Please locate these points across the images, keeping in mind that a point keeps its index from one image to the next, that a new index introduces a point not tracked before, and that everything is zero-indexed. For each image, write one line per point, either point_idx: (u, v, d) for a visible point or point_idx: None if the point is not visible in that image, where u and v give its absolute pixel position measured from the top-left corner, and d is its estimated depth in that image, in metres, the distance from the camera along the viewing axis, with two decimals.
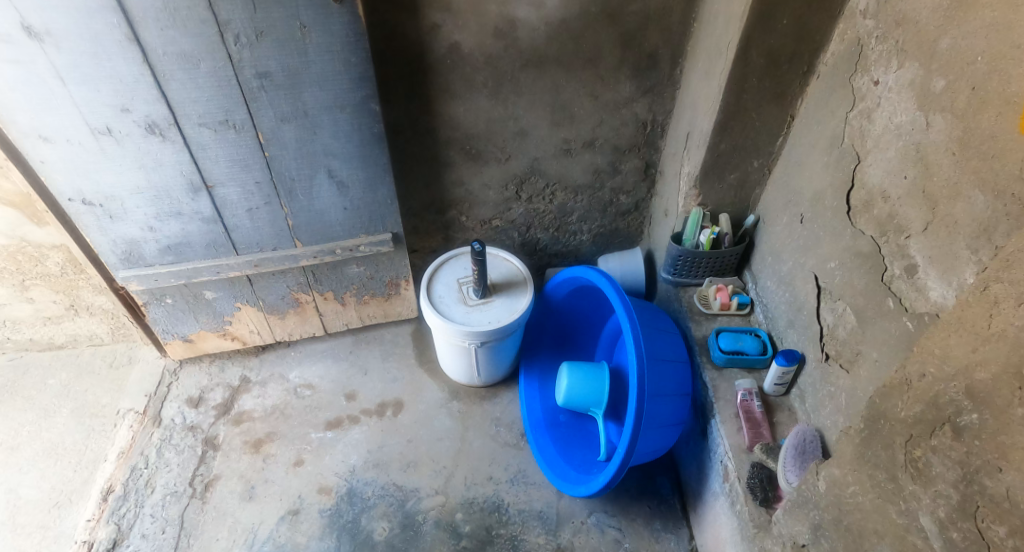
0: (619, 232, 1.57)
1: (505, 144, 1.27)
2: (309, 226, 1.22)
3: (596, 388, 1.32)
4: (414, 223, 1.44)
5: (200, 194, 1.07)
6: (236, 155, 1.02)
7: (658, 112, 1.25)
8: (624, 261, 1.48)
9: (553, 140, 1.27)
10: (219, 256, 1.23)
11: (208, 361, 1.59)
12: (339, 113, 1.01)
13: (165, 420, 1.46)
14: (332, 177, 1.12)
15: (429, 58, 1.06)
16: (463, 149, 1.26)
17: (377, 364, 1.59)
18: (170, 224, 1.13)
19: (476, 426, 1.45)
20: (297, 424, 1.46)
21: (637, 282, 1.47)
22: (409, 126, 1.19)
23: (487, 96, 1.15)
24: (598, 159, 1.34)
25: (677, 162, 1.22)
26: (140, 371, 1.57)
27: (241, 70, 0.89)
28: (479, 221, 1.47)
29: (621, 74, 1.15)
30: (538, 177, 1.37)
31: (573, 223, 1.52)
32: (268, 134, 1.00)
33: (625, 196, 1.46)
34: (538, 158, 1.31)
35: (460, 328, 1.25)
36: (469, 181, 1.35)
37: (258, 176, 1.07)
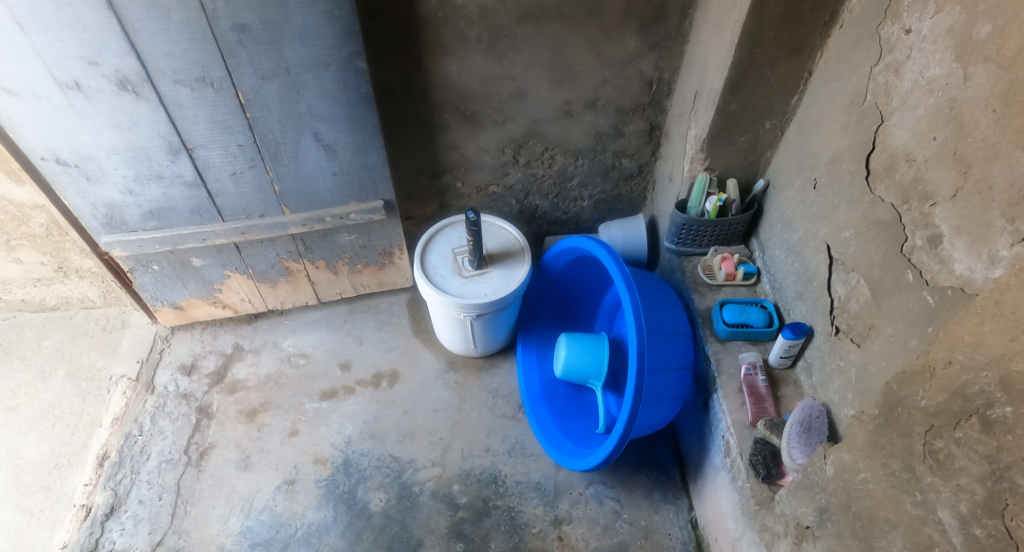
0: (621, 198, 1.51)
1: (502, 105, 1.20)
2: (297, 192, 1.17)
3: (594, 361, 1.30)
4: (408, 189, 1.39)
5: (180, 157, 1.01)
6: (216, 116, 0.95)
7: (665, 70, 1.17)
8: (626, 229, 1.43)
9: (553, 101, 1.20)
10: (204, 222, 1.17)
11: (200, 328, 1.55)
12: (324, 72, 0.94)
13: (159, 387, 1.43)
14: (319, 140, 1.06)
15: (420, 10, 0.98)
16: (458, 110, 1.20)
17: (372, 333, 1.56)
18: (150, 189, 1.07)
19: (473, 397, 1.43)
20: (292, 393, 1.44)
21: (639, 251, 1.42)
22: (400, 85, 1.11)
23: (483, 53, 1.08)
24: (600, 121, 1.27)
25: (684, 125, 1.16)
26: (132, 337, 1.54)
27: (215, 21, 0.82)
28: (474, 187, 1.41)
29: (627, 29, 1.07)
30: (537, 141, 1.30)
31: (573, 188, 1.46)
32: (249, 93, 0.93)
33: (628, 159, 1.39)
34: (537, 120, 1.24)
35: (455, 301, 1.21)
36: (464, 144, 1.28)
37: (240, 138, 1.01)
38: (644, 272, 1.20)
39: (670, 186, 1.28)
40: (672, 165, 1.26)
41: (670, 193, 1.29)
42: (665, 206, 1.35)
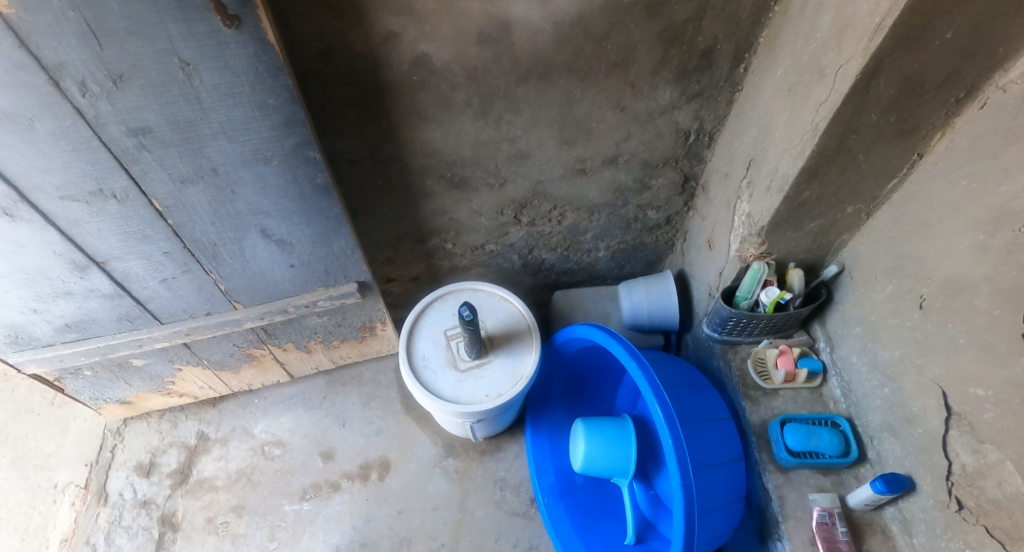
0: (642, 246, 1.30)
1: (499, 169, 0.96)
2: (248, 287, 0.97)
3: (621, 456, 1.14)
4: (388, 253, 1.18)
5: (90, 272, 0.81)
6: (127, 226, 0.75)
7: (706, 121, 0.92)
8: (652, 295, 1.22)
9: (563, 162, 0.97)
10: (137, 327, 0.96)
11: (157, 414, 1.32)
12: (264, 166, 0.72)
13: (113, 495, 1.21)
14: (269, 236, 0.87)
15: (387, 75, 0.73)
16: (443, 177, 0.96)
17: (356, 412, 1.35)
18: (59, 305, 0.85)
19: (476, 490, 1.25)
20: (268, 493, 1.22)
21: (668, 317, 1.22)
22: (368, 154, 0.87)
23: (473, 117, 0.83)
24: (621, 177, 1.03)
25: (730, 194, 0.93)
26: (78, 432, 1.30)
27: (103, 127, 0.60)
28: (468, 247, 1.20)
29: (660, 80, 0.82)
30: (542, 201, 1.07)
31: (587, 241, 1.24)
32: (166, 199, 0.73)
33: (654, 211, 1.17)
34: (542, 180, 1.01)
35: (450, 407, 1.03)
36: (453, 210, 1.06)
37: (165, 246, 0.82)
38: (682, 368, 1.01)
39: (709, 253, 1.07)
40: (712, 229, 1.04)
41: (709, 260, 1.07)
42: (699, 269, 1.14)
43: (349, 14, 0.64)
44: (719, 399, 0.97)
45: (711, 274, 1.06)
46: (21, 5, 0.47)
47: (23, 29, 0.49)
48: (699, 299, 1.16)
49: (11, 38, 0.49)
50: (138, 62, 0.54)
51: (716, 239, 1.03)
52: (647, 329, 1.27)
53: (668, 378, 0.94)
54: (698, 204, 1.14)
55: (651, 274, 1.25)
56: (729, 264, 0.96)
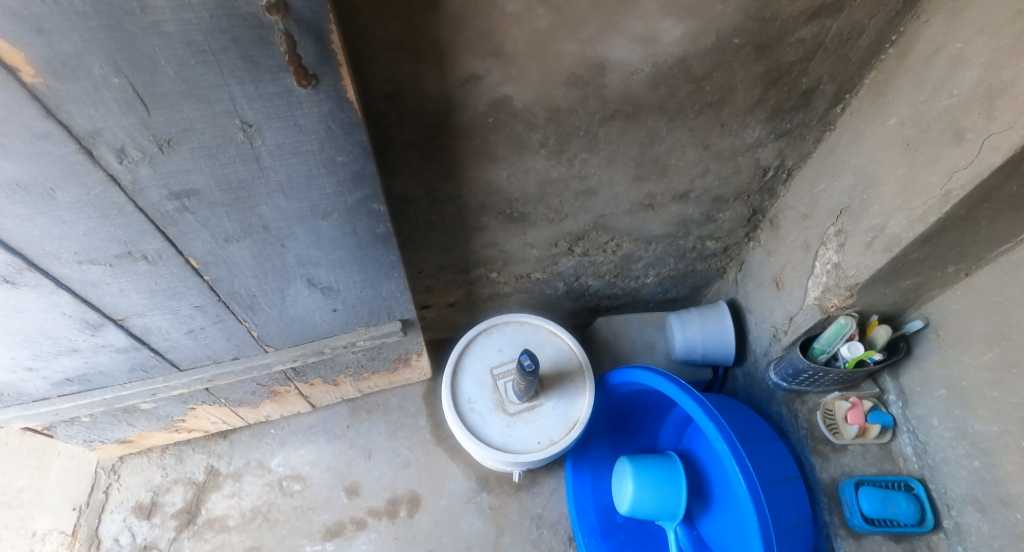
0: (692, 274, 1.27)
1: (563, 204, 0.99)
2: (283, 331, 0.89)
3: (670, 499, 1.11)
4: (427, 283, 1.16)
5: (103, 329, 0.71)
6: (155, 285, 0.67)
7: (788, 158, 0.91)
8: (705, 328, 1.18)
9: (631, 198, 0.98)
10: (150, 376, 0.86)
11: (159, 449, 1.18)
12: (322, 222, 0.70)
13: (106, 541, 1.09)
14: (314, 284, 0.81)
15: (460, 116, 0.75)
16: (501, 213, 0.99)
17: (383, 443, 1.27)
18: (60, 361, 0.74)
19: (511, 528, 1.20)
20: (285, 533, 1.13)
21: (722, 351, 1.19)
22: (425, 195, 0.89)
23: (546, 156, 0.86)
24: (688, 210, 1.03)
25: (811, 238, 0.90)
26: (62, 473, 1.14)
27: (141, 193, 0.54)
28: (512, 276, 1.21)
29: (752, 118, 0.82)
30: (600, 233, 1.09)
31: (637, 268, 1.24)
32: (206, 258, 0.67)
33: (713, 241, 1.14)
34: (606, 214, 1.03)
35: (501, 456, 1.03)
36: (505, 242, 1.08)
37: (196, 299, 0.73)
38: (747, 419, 1.00)
39: (774, 293, 1.02)
40: (780, 267, 1.00)
41: (773, 300, 1.03)
42: (759, 306, 1.09)
43: (427, 58, 0.65)
44: (786, 453, 0.97)
45: (775, 313, 1.02)
46: (52, 73, 0.42)
47: (53, 98, 0.43)
48: (756, 337, 1.12)
49: (38, 108, 0.43)
50: (191, 125, 0.50)
51: (785, 280, 0.99)
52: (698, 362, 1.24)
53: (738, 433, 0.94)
54: (761, 237, 1.11)
55: (705, 306, 1.22)
56: (803, 312, 0.92)
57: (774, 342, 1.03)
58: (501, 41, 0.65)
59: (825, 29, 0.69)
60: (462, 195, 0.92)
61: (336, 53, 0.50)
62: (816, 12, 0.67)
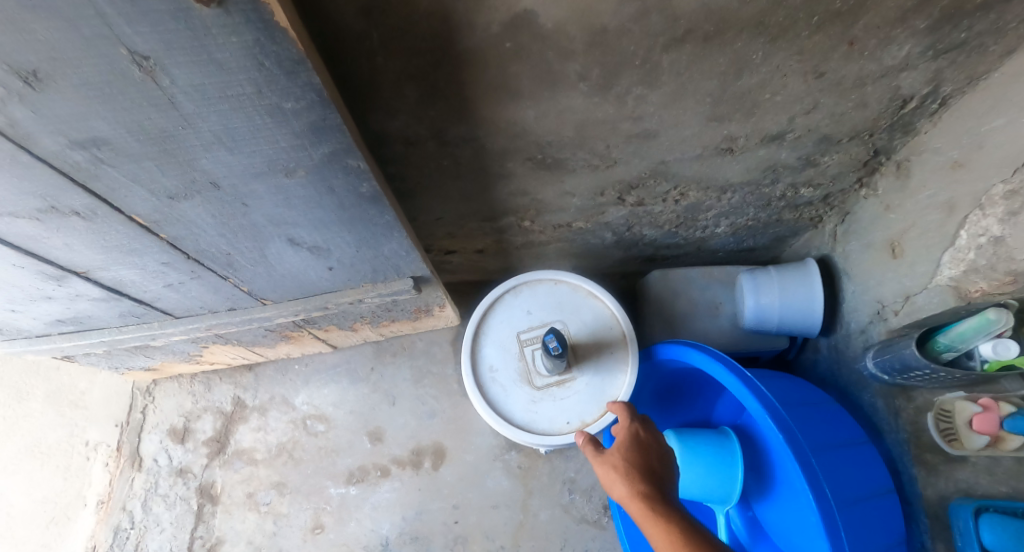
0: (775, 224, 1.07)
1: (612, 149, 0.80)
2: (276, 286, 0.81)
3: (719, 486, 0.99)
4: (450, 230, 1.02)
5: (69, 280, 0.67)
6: (106, 241, 0.60)
7: (942, 85, 0.72)
8: (785, 295, 1.01)
9: (706, 141, 0.79)
10: (145, 321, 0.84)
11: (188, 376, 1.22)
12: (285, 179, 0.56)
13: (147, 460, 1.17)
14: (298, 244, 0.70)
15: (463, 42, 0.56)
16: (531, 158, 0.81)
17: (408, 390, 1.22)
18: (43, 305, 0.73)
19: (541, 490, 1.14)
20: (310, 472, 1.15)
21: (805, 321, 1.01)
22: (431, 135, 0.72)
23: (588, 92, 0.67)
24: (780, 155, 0.84)
25: (958, 198, 0.72)
26: (103, 390, 1.23)
27: (33, 142, 0.45)
28: (548, 225, 1.04)
29: (905, 31, 0.62)
30: (660, 180, 0.90)
31: (706, 219, 1.05)
32: (154, 215, 0.58)
33: (810, 188, 0.94)
34: (668, 160, 0.84)
35: (523, 434, 0.93)
36: (538, 191, 0.91)
37: (161, 257, 0.66)
38: (825, 416, 0.88)
39: (890, 261, 0.85)
40: (902, 229, 0.83)
41: (885, 269, 0.86)
42: (863, 272, 0.92)
43: None
44: (877, 461, 0.85)
45: (885, 286, 0.86)
46: None
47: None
48: (853, 311, 0.95)
49: None
50: (57, 53, 0.37)
51: (904, 247, 0.83)
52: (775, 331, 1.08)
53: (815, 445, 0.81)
54: (879, 184, 0.91)
55: (785, 265, 1.03)
56: (928, 292, 0.78)
57: (877, 321, 0.89)
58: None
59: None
60: (478, 137, 0.74)
61: None
62: None
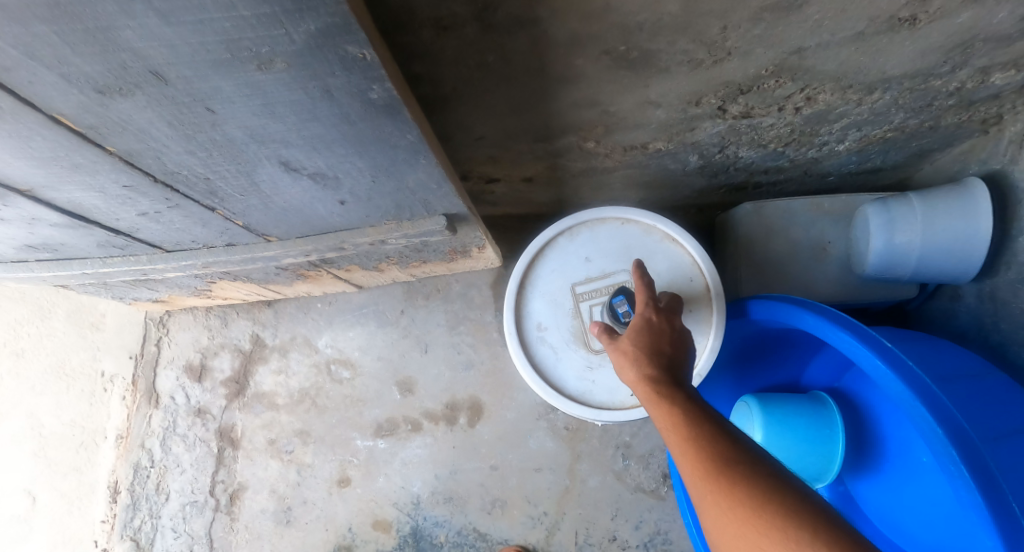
0: (927, 132, 0.80)
1: (731, 35, 0.55)
2: (278, 221, 0.64)
3: (814, 466, 0.82)
4: (492, 152, 0.81)
5: (14, 201, 0.53)
6: (37, 149, 0.45)
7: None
8: (933, 231, 0.78)
9: (882, 9, 0.53)
10: (132, 254, 0.70)
11: (203, 309, 1.12)
12: (258, 75, 0.39)
13: (163, 398, 1.11)
14: (295, 169, 0.52)
15: None
16: (610, 53, 0.57)
17: (442, 337, 1.08)
18: (4, 230, 0.60)
19: (591, 454, 1.02)
20: (335, 423, 1.06)
21: (948, 260, 0.80)
22: (472, 12, 0.49)
23: None
24: (991, 20, 0.56)
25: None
26: (117, 317, 1.16)
27: None
28: (617, 147, 0.81)
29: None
30: (786, 78, 0.64)
31: (830, 132, 0.78)
32: (85, 116, 0.42)
33: (1005, 72, 0.67)
34: (806, 47, 0.58)
35: (578, 408, 0.78)
36: (612, 101, 0.67)
37: (120, 178, 0.51)
38: (990, 392, 0.66)
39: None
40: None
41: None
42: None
43: None
44: None
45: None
46: None
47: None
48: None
49: None
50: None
51: None
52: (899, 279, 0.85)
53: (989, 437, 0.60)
54: None
55: (935, 189, 0.79)
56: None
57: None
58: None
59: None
60: (538, 16, 0.51)
61: None
62: None
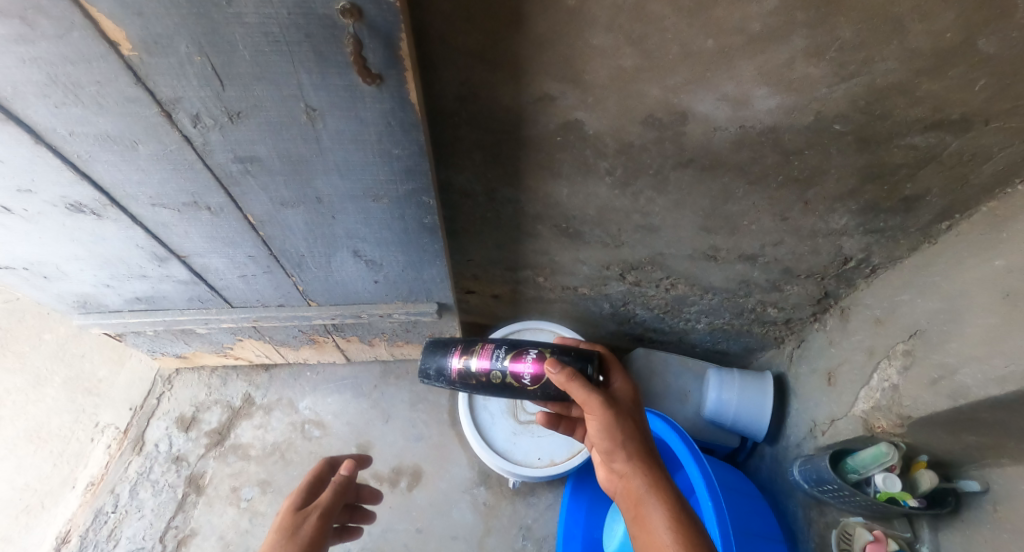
0: (745, 333, 1.26)
1: (621, 234, 0.98)
2: (326, 290, 0.93)
3: None
4: (474, 272, 1.18)
5: (168, 263, 0.78)
6: (217, 233, 0.72)
7: (875, 255, 0.96)
8: (744, 395, 1.21)
9: (695, 243, 0.98)
10: (205, 308, 0.94)
11: (208, 369, 1.31)
12: (372, 203, 0.71)
13: (149, 445, 1.22)
14: (359, 256, 0.84)
15: (528, 130, 0.74)
16: (557, 226, 0.97)
17: (403, 411, 1.31)
18: (133, 284, 0.83)
19: (499, 530, 1.20)
20: (296, 475, 1.21)
21: (752, 420, 1.22)
22: (482, 192, 0.89)
23: (610, 185, 0.85)
24: (753, 274, 1.05)
25: (877, 345, 0.97)
26: (129, 374, 1.30)
27: (209, 154, 0.58)
28: (558, 285, 1.19)
29: (842, 207, 0.86)
30: (656, 268, 1.07)
31: (690, 312, 1.22)
32: (262, 216, 0.70)
33: (775, 309, 1.16)
34: (664, 252, 1.02)
35: (500, 461, 1.07)
36: (556, 253, 1.07)
37: (251, 250, 0.77)
38: (756, 509, 1.09)
39: (825, 387, 1.08)
40: (837, 363, 1.06)
41: (821, 393, 1.08)
42: (807, 393, 1.14)
43: (503, 70, 0.65)
44: None
45: (820, 408, 1.08)
46: (145, 49, 0.45)
47: (144, 69, 0.47)
48: (794, 425, 1.16)
49: (129, 73, 0.47)
50: (261, 103, 0.53)
51: (837, 377, 1.05)
52: (726, 427, 1.26)
53: (745, 533, 1.01)
54: (826, 322, 1.14)
55: (747, 372, 1.24)
56: (847, 418, 1.00)
57: (810, 438, 1.10)
58: (581, 70, 0.64)
59: (945, 143, 0.73)
60: (518, 200, 0.91)
61: (404, 59, 0.50)
62: (934, 125, 0.71)
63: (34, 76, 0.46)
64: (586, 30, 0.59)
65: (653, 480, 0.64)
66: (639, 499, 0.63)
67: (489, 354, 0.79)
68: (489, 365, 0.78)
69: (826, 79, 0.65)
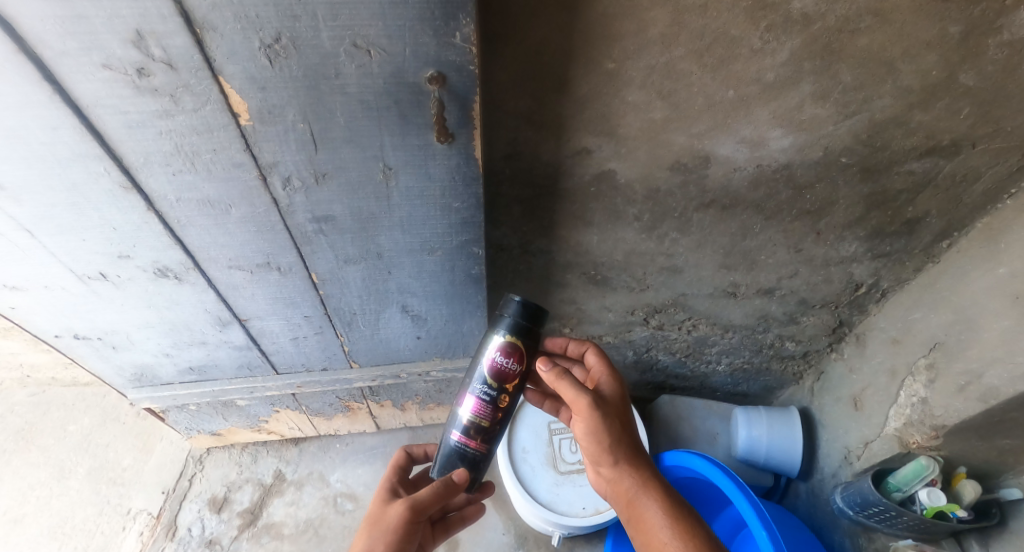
0: (766, 371, 1.28)
1: (647, 276, 1.02)
2: (370, 350, 0.95)
3: None
4: None
5: (229, 328, 0.81)
6: (280, 294, 0.76)
7: (883, 279, 1.02)
8: (773, 431, 1.20)
9: (716, 280, 1.03)
10: (252, 375, 0.95)
11: (239, 446, 1.27)
12: (426, 256, 0.74)
13: (181, 530, 1.16)
14: (407, 311, 0.86)
15: (566, 182, 0.81)
16: (586, 273, 1.02)
17: None
18: (190, 351, 0.85)
19: None
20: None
21: (785, 457, 1.20)
22: (518, 245, 0.94)
23: (638, 230, 0.91)
24: (772, 308, 1.09)
25: (897, 365, 0.99)
26: (159, 457, 1.26)
27: (291, 214, 0.63)
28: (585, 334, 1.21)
29: (851, 234, 0.93)
30: (678, 310, 1.11)
31: (711, 353, 1.24)
32: (325, 273, 0.74)
33: (794, 343, 1.19)
34: (687, 291, 1.06)
35: (540, 512, 1.04)
36: (584, 302, 1.10)
37: (308, 311, 0.81)
38: (806, 543, 1.05)
39: (853, 412, 1.08)
40: (861, 388, 1.08)
41: (849, 419, 1.09)
42: (834, 422, 1.14)
43: (547, 129, 0.72)
44: None
45: (851, 435, 1.08)
46: (259, 119, 0.51)
47: (254, 137, 0.53)
48: (826, 455, 1.15)
49: (241, 141, 0.53)
50: (344, 165, 0.58)
51: (864, 402, 1.07)
52: (758, 466, 1.24)
53: None
54: (843, 351, 1.16)
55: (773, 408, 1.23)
56: (880, 439, 1.01)
57: (845, 465, 1.09)
58: (617, 124, 0.72)
59: (939, 167, 0.81)
60: (550, 251, 0.96)
61: (476, 119, 0.56)
62: (928, 152, 0.79)
63: (164, 147, 0.52)
64: (622, 90, 0.68)
65: (642, 479, 0.66)
66: (632, 499, 0.66)
67: (472, 397, 0.70)
68: (479, 400, 0.70)
69: (833, 117, 0.73)
